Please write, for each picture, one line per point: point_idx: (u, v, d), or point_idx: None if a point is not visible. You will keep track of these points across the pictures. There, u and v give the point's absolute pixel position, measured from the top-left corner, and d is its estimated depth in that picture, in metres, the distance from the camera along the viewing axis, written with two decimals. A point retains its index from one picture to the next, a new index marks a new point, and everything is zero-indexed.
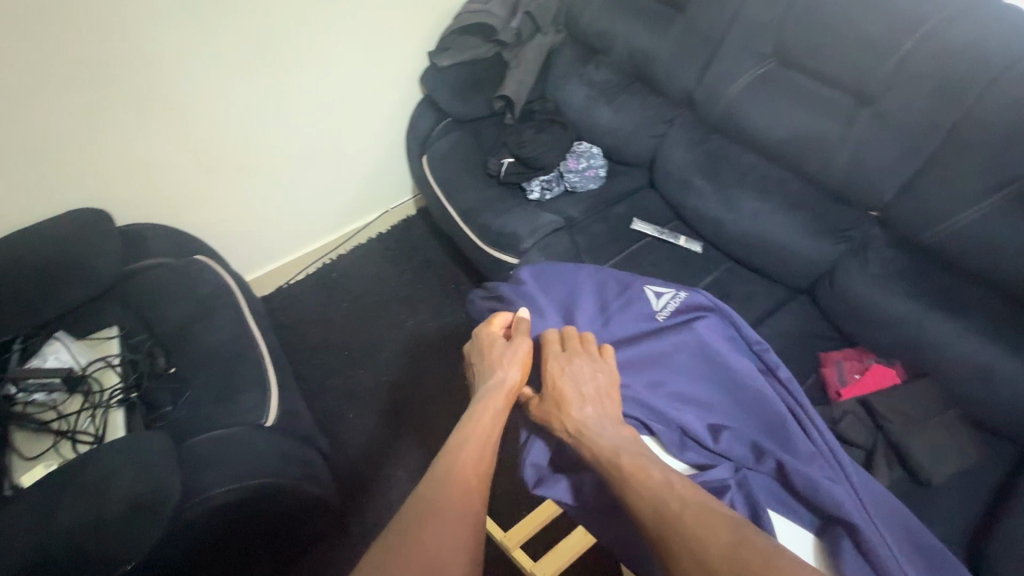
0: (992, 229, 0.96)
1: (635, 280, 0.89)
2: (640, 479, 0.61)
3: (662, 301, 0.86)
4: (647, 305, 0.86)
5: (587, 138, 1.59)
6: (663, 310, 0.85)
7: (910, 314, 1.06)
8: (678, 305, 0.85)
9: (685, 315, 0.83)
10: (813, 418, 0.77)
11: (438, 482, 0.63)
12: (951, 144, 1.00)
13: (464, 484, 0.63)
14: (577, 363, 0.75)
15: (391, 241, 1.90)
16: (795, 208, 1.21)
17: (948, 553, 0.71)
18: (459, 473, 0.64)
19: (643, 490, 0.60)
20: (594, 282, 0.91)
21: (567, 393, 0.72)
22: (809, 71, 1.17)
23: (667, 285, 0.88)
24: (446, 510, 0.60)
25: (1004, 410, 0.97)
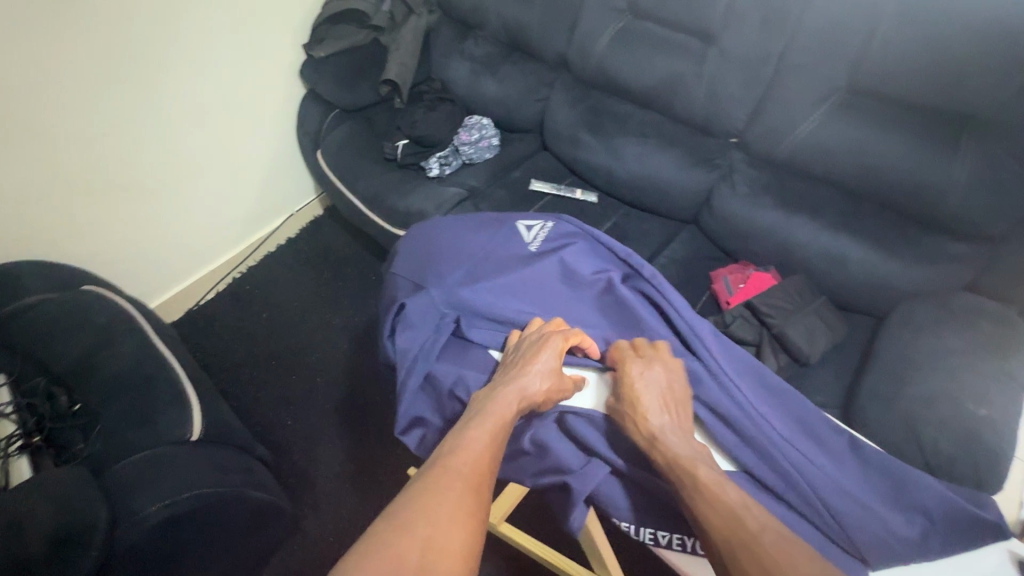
0: (826, 136, 1.11)
1: (509, 218, 0.98)
2: (716, 495, 0.63)
3: (532, 232, 0.96)
4: (519, 238, 0.95)
5: (478, 112, 1.64)
6: (534, 240, 0.95)
7: (775, 222, 1.20)
8: (546, 235, 0.95)
9: (552, 244, 0.94)
10: (672, 304, 0.85)
11: (450, 462, 0.64)
12: (783, 69, 1.13)
13: (472, 481, 0.63)
14: (653, 372, 0.76)
15: (303, 244, 1.86)
16: (670, 146, 1.32)
17: (792, 390, 0.82)
18: (469, 464, 0.64)
19: (717, 505, 0.62)
20: (472, 222, 0.97)
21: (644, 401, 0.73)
22: (660, 20, 1.27)
23: (536, 218, 0.98)
24: (457, 490, 0.61)
25: (858, 288, 1.14)
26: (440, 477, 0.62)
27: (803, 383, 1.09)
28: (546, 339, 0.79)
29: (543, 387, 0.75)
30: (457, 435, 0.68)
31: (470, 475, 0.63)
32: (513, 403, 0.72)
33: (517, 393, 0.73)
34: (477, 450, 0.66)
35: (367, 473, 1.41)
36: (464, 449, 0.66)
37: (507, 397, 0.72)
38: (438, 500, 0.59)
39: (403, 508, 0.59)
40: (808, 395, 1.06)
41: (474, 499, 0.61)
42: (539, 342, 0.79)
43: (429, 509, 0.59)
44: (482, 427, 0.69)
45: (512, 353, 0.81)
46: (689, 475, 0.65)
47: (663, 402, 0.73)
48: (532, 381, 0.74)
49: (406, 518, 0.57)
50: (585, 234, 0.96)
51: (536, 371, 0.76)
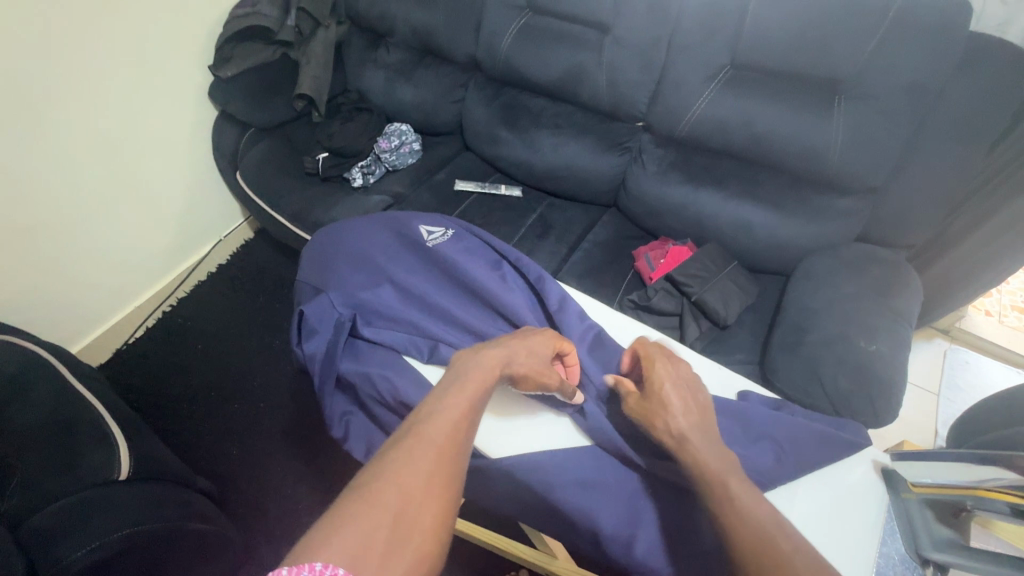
0: (717, 112, 1.18)
1: (409, 221, 1.01)
2: (742, 502, 0.57)
3: (432, 234, 0.99)
4: (418, 240, 0.98)
5: (398, 118, 1.65)
6: (433, 239, 0.98)
7: (685, 196, 1.27)
8: (445, 235, 1.00)
9: (447, 243, 0.97)
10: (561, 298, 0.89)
11: (428, 427, 0.56)
12: (674, 50, 1.20)
13: (448, 447, 0.55)
14: (678, 375, 0.71)
15: (235, 269, 1.82)
16: (583, 135, 1.38)
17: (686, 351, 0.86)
18: (444, 429, 0.57)
19: (745, 517, 0.55)
20: (374, 227, 1.00)
21: (674, 405, 0.67)
22: (557, 14, 1.31)
23: (436, 222, 1.02)
24: (433, 458, 0.54)
25: (764, 249, 1.22)
26: (414, 444, 0.54)
27: (724, 344, 1.15)
28: (532, 335, 0.76)
29: (523, 363, 0.71)
30: (437, 397, 0.61)
31: (449, 444, 0.56)
32: (492, 369, 0.66)
33: (496, 360, 0.68)
34: (454, 414, 0.59)
35: (321, 492, 1.39)
36: (444, 414, 0.58)
37: (492, 363, 0.67)
38: (415, 469, 0.52)
39: (373, 480, 0.51)
40: (728, 354, 1.12)
41: (453, 469, 0.54)
42: (527, 330, 0.77)
43: (403, 479, 0.51)
44: (465, 389, 0.62)
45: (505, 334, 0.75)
46: (715, 479, 0.60)
47: (687, 405, 0.68)
48: (514, 356, 0.70)
49: (380, 488, 0.50)
50: (480, 238, 1.01)
51: (518, 349, 0.72)
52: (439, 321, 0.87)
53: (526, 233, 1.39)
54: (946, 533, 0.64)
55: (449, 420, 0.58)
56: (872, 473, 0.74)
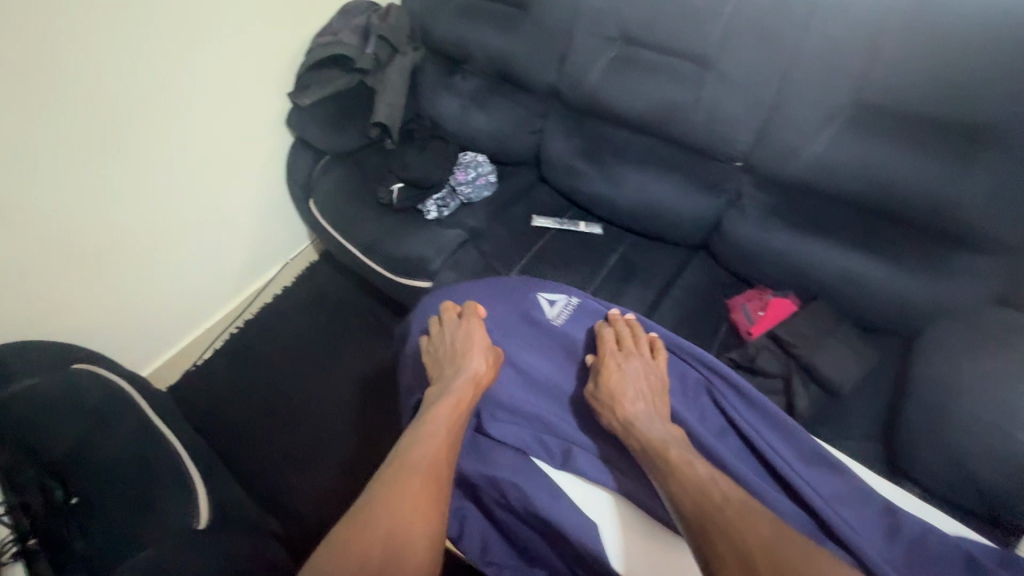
0: (832, 158, 1.08)
1: (528, 293, 1.07)
2: (684, 471, 0.73)
3: (556, 307, 1.05)
4: (543, 312, 1.04)
5: (471, 147, 1.60)
6: (557, 315, 1.04)
7: (790, 245, 1.16)
8: (566, 305, 1.05)
9: (573, 318, 1.04)
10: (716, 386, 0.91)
11: (413, 454, 0.77)
12: (786, 89, 1.10)
13: (428, 468, 0.76)
14: (630, 364, 0.91)
15: (301, 293, 1.81)
16: (673, 173, 1.28)
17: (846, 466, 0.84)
18: (426, 455, 0.77)
19: (687, 481, 0.71)
20: (498, 297, 1.07)
21: (629, 392, 0.86)
22: (652, 46, 1.24)
23: (558, 293, 1.07)
24: (417, 480, 0.74)
25: (880, 309, 1.10)
26: (400, 469, 0.75)
27: (837, 415, 1.04)
28: (469, 324, 0.99)
29: (481, 364, 0.93)
30: (419, 427, 0.83)
31: (430, 465, 0.76)
32: (461, 389, 0.88)
33: (460, 385, 0.89)
34: (435, 440, 0.80)
35: None
36: (425, 443, 0.79)
37: (461, 388, 0.88)
38: (400, 495, 0.71)
39: (371, 498, 0.71)
40: (840, 426, 1.03)
41: (434, 486, 0.74)
42: (465, 329, 0.98)
43: (392, 501, 0.70)
44: (438, 423, 0.83)
45: (444, 348, 0.97)
46: (661, 457, 0.76)
47: (638, 393, 0.87)
48: (473, 365, 0.92)
49: (374, 514, 0.69)
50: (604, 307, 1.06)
51: (475, 359, 0.93)
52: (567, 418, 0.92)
53: (609, 276, 1.32)
54: None
55: (428, 446, 0.79)
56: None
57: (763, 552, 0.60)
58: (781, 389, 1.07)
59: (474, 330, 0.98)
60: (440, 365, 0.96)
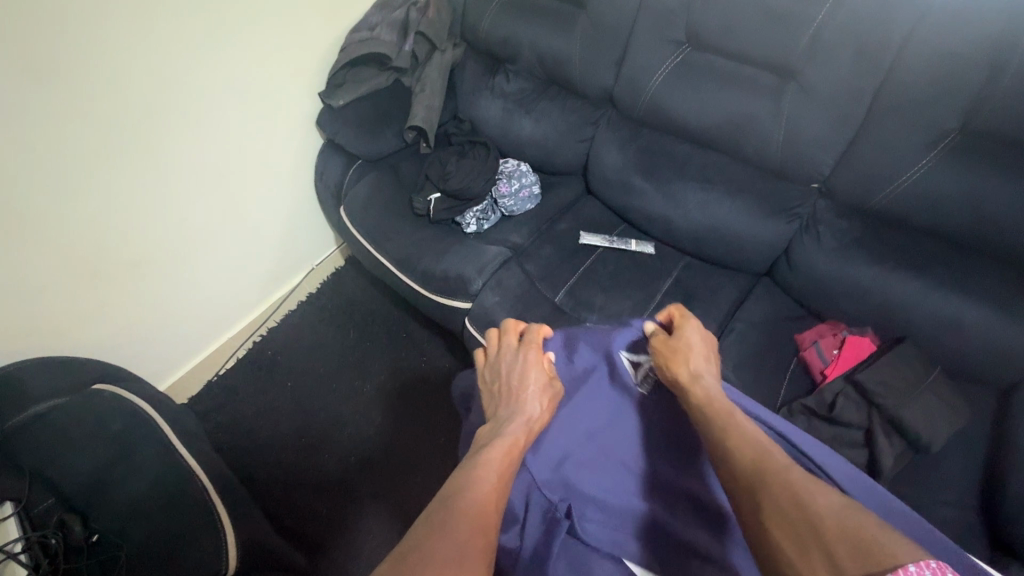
0: (933, 187, 0.96)
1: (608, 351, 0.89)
2: (743, 429, 0.63)
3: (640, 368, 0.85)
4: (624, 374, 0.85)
5: (513, 154, 1.50)
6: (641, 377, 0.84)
7: (874, 281, 1.05)
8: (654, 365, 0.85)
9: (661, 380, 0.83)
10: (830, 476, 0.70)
11: (466, 495, 0.60)
12: (880, 107, 0.98)
13: (484, 517, 0.57)
14: (700, 340, 0.81)
15: (326, 300, 1.73)
16: (740, 194, 1.17)
17: None
18: (481, 500, 0.60)
19: (747, 434, 0.62)
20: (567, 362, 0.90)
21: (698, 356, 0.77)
22: (725, 52, 1.12)
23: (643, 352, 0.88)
24: (468, 526, 0.56)
25: (976, 358, 0.99)
26: (449, 515, 0.56)
27: (926, 474, 0.94)
28: (528, 353, 0.84)
29: (540, 409, 0.76)
30: (466, 470, 0.65)
31: (484, 514, 0.58)
32: (518, 429, 0.72)
33: (518, 426, 0.72)
34: (488, 485, 0.62)
35: None
36: (478, 482, 0.62)
37: (515, 431, 0.71)
38: (449, 535, 0.54)
39: (416, 548, 0.52)
40: (930, 488, 0.93)
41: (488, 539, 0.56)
42: (528, 359, 0.83)
43: (439, 542, 0.53)
44: (491, 466, 0.65)
45: (499, 381, 0.82)
46: (726, 412, 0.67)
47: (706, 365, 0.77)
48: (533, 411, 0.75)
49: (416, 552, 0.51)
50: None
51: (531, 398, 0.77)
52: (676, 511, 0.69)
53: (664, 302, 1.21)
54: None
55: (483, 490, 0.61)
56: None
57: (839, 517, 0.49)
58: (862, 443, 0.97)
59: (534, 356, 0.84)
60: (494, 400, 0.80)
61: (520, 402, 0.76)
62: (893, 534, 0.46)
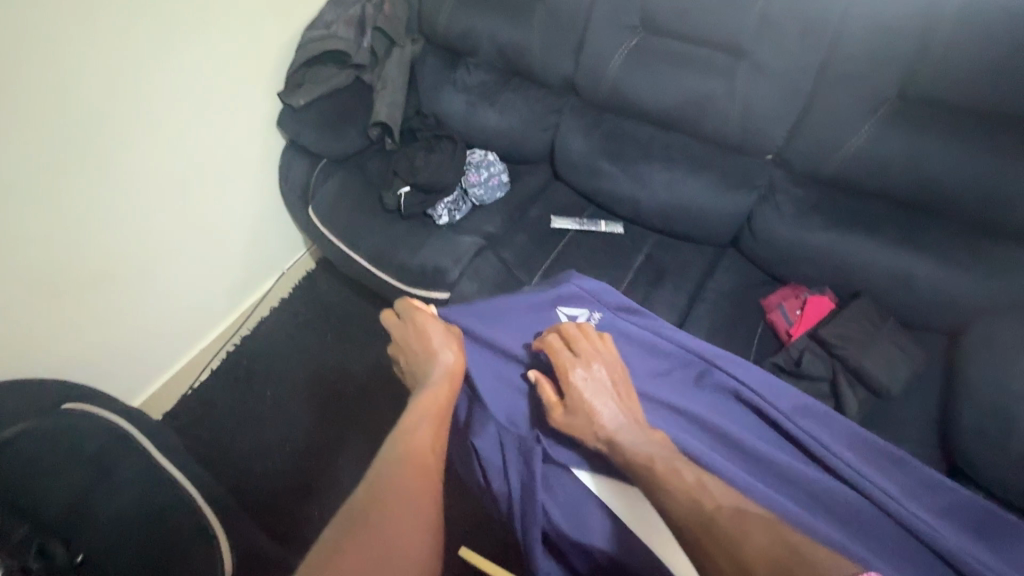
0: (878, 152, 1.03)
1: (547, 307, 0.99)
2: (672, 483, 0.66)
3: (579, 322, 0.97)
4: None
5: (479, 145, 1.51)
6: None
7: (830, 243, 1.12)
8: (591, 317, 0.97)
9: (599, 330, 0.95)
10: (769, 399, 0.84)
11: (396, 456, 0.70)
12: (825, 80, 1.04)
13: (421, 465, 0.69)
14: (593, 368, 0.81)
15: (300, 305, 1.70)
16: (701, 170, 1.22)
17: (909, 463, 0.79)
18: (417, 448, 0.71)
19: (676, 493, 0.64)
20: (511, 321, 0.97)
21: (596, 407, 0.76)
22: (678, 36, 1.16)
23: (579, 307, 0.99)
24: (406, 479, 0.67)
25: (925, 306, 1.07)
26: (389, 470, 0.68)
27: (887, 417, 1.02)
28: (424, 321, 0.89)
29: (451, 355, 0.85)
30: (402, 424, 0.75)
31: (420, 462, 0.69)
32: (441, 379, 0.81)
33: (437, 380, 0.81)
34: (420, 437, 0.72)
35: None
36: (408, 441, 0.72)
37: (437, 382, 0.80)
38: (386, 497, 0.65)
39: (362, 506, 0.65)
40: (892, 430, 1.00)
41: (426, 483, 0.68)
42: (425, 324, 0.89)
43: (375, 505, 0.65)
44: (421, 420, 0.74)
45: (409, 351, 0.89)
46: (646, 468, 0.68)
47: (612, 398, 0.77)
48: (446, 360, 0.84)
49: (359, 517, 0.64)
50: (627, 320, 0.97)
51: (443, 351, 0.86)
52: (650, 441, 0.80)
53: (637, 278, 1.26)
54: None
55: (419, 441, 0.72)
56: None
57: (768, 562, 0.55)
58: (829, 394, 1.03)
59: (429, 323, 0.89)
60: (412, 368, 0.88)
61: (433, 360, 0.85)
62: (809, 568, 0.54)
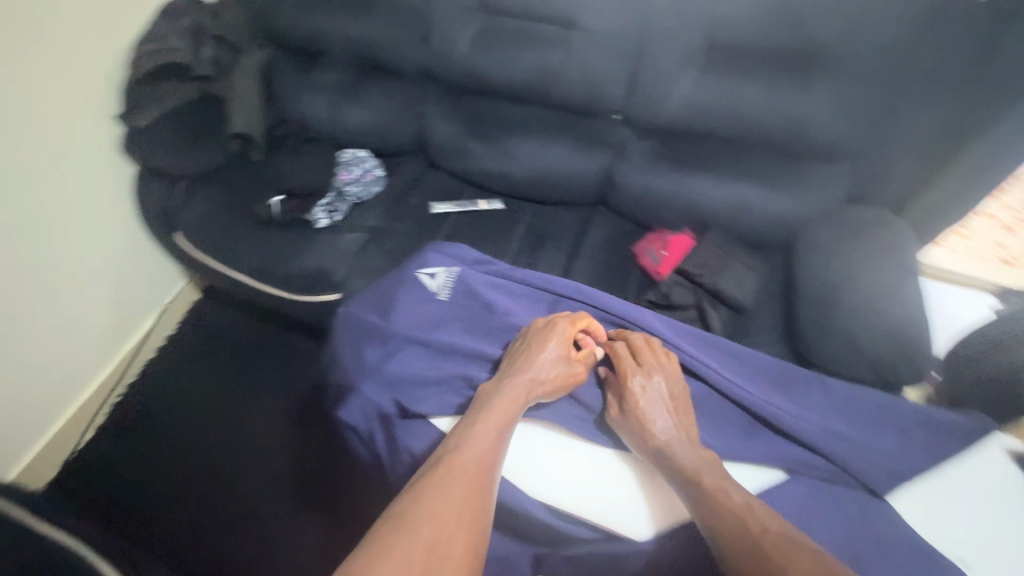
0: (701, 98, 1.15)
1: (408, 272, 1.01)
2: (722, 499, 0.69)
3: (438, 280, 1.01)
4: (426, 289, 1.00)
5: (349, 144, 1.51)
6: (442, 288, 1.00)
7: (678, 185, 1.24)
8: (446, 274, 1.01)
9: (455, 286, 1.00)
10: (621, 316, 0.96)
11: (456, 457, 0.70)
12: (644, 39, 1.15)
13: (475, 478, 0.68)
14: (651, 380, 0.85)
15: (188, 338, 1.60)
16: (560, 136, 1.31)
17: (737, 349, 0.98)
18: (473, 454, 0.71)
19: (724, 510, 0.68)
20: (373, 298, 1.00)
21: (649, 415, 0.81)
22: (514, 14, 1.22)
23: (437, 265, 1.02)
24: (461, 486, 0.67)
25: (762, 227, 1.22)
26: (445, 470, 0.68)
27: (747, 327, 1.16)
28: (557, 325, 0.89)
29: (550, 373, 0.84)
30: (466, 427, 0.76)
31: (475, 470, 0.69)
32: (523, 387, 0.82)
33: (520, 387, 0.82)
34: (482, 446, 0.72)
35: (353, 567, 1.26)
36: (470, 447, 0.72)
37: (517, 386, 0.82)
38: (445, 497, 0.65)
39: (406, 510, 0.64)
40: (752, 337, 1.14)
41: (478, 494, 0.67)
42: (543, 330, 0.89)
43: (433, 504, 0.64)
44: (484, 429, 0.75)
45: (521, 343, 0.89)
46: (696, 483, 0.72)
47: (667, 414, 0.82)
48: (540, 372, 0.84)
49: (416, 514, 0.63)
50: (482, 268, 1.03)
51: (547, 361, 0.85)
52: None
53: (520, 247, 1.33)
54: None
55: (477, 447, 0.72)
56: (1007, 458, 0.87)
57: None
58: (696, 317, 1.15)
59: (554, 328, 0.89)
60: (512, 360, 0.88)
61: (529, 362, 0.85)
62: None
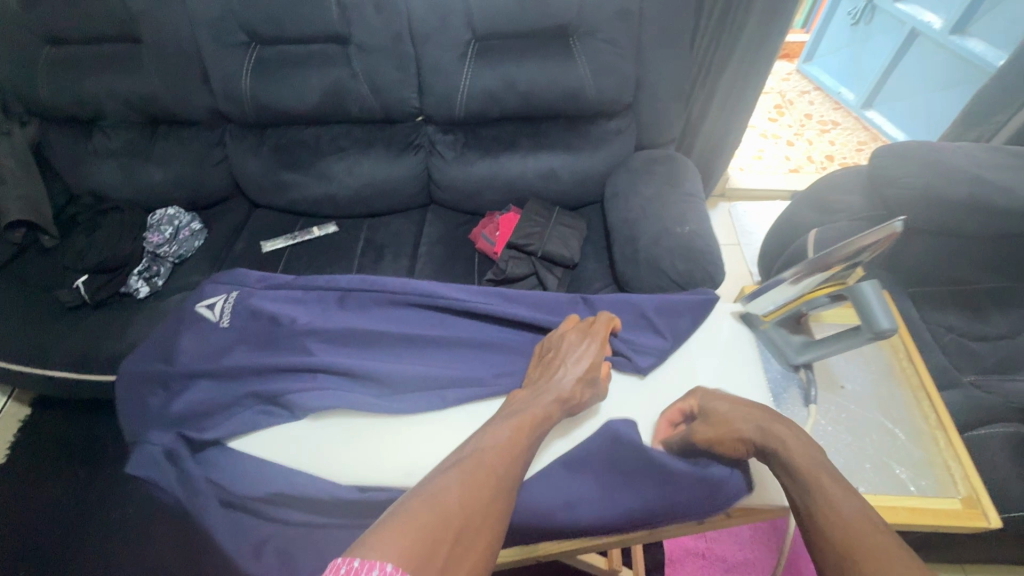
0: (486, 85, 1.21)
1: (184, 309, 0.93)
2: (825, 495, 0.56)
3: (217, 309, 0.91)
4: (206, 322, 0.90)
5: (158, 204, 1.42)
6: (223, 314, 0.90)
7: (491, 168, 1.32)
8: (225, 300, 0.92)
9: (236, 308, 0.90)
10: (415, 288, 0.91)
11: (483, 453, 0.59)
12: (418, 40, 1.18)
13: (503, 483, 0.57)
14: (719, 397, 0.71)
15: (21, 460, 1.40)
16: (370, 148, 1.33)
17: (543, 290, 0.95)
18: (505, 453, 0.60)
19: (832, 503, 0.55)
20: (151, 348, 0.90)
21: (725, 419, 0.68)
22: (287, 39, 1.21)
23: (215, 294, 0.93)
24: (489, 487, 0.55)
25: (572, 188, 1.34)
26: (477, 464, 0.57)
27: (580, 279, 1.26)
28: (591, 339, 0.78)
29: (571, 390, 0.72)
30: (497, 425, 0.64)
31: (503, 473, 0.58)
32: (557, 390, 0.71)
33: (555, 388, 0.71)
34: (511, 447, 0.61)
35: None
36: (500, 447, 0.60)
37: (549, 395, 0.70)
38: (474, 486, 0.54)
39: (441, 495, 0.52)
40: (586, 286, 1.25)
41: (504, 494, 0.56)
42: (575, 335, 0.80)
43: (467, 491, 0.53)
44: (514, 431, 0.64)
45: (551, 350, 0.79)
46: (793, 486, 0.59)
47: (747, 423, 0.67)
48: (565, 386, 0.72)
49: (443, 499, 0.52)
50: (265, 283, 0.95)
51: (570, 373, 0.73)
52: (331, 376, 0.81)
53: (362, 262, 1.33)
54: (798, 338, 0.81)
55: (507, 448, 0.61)
56: (735, 322, 0.88)
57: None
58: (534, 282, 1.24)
59: (589, 340, 0.78)
60: (545, 361, 0.78)
61: (561, 374, 0.73)
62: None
